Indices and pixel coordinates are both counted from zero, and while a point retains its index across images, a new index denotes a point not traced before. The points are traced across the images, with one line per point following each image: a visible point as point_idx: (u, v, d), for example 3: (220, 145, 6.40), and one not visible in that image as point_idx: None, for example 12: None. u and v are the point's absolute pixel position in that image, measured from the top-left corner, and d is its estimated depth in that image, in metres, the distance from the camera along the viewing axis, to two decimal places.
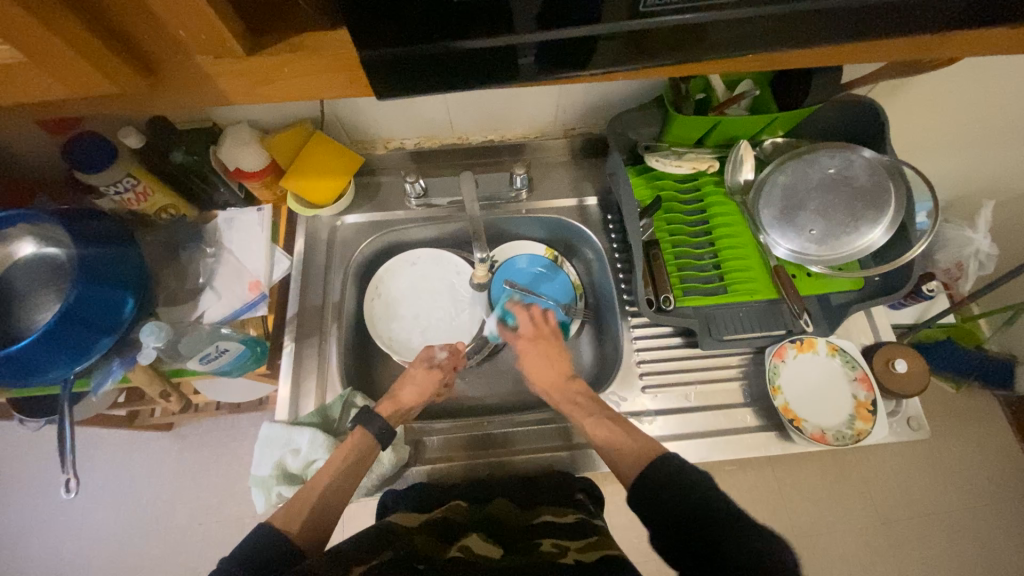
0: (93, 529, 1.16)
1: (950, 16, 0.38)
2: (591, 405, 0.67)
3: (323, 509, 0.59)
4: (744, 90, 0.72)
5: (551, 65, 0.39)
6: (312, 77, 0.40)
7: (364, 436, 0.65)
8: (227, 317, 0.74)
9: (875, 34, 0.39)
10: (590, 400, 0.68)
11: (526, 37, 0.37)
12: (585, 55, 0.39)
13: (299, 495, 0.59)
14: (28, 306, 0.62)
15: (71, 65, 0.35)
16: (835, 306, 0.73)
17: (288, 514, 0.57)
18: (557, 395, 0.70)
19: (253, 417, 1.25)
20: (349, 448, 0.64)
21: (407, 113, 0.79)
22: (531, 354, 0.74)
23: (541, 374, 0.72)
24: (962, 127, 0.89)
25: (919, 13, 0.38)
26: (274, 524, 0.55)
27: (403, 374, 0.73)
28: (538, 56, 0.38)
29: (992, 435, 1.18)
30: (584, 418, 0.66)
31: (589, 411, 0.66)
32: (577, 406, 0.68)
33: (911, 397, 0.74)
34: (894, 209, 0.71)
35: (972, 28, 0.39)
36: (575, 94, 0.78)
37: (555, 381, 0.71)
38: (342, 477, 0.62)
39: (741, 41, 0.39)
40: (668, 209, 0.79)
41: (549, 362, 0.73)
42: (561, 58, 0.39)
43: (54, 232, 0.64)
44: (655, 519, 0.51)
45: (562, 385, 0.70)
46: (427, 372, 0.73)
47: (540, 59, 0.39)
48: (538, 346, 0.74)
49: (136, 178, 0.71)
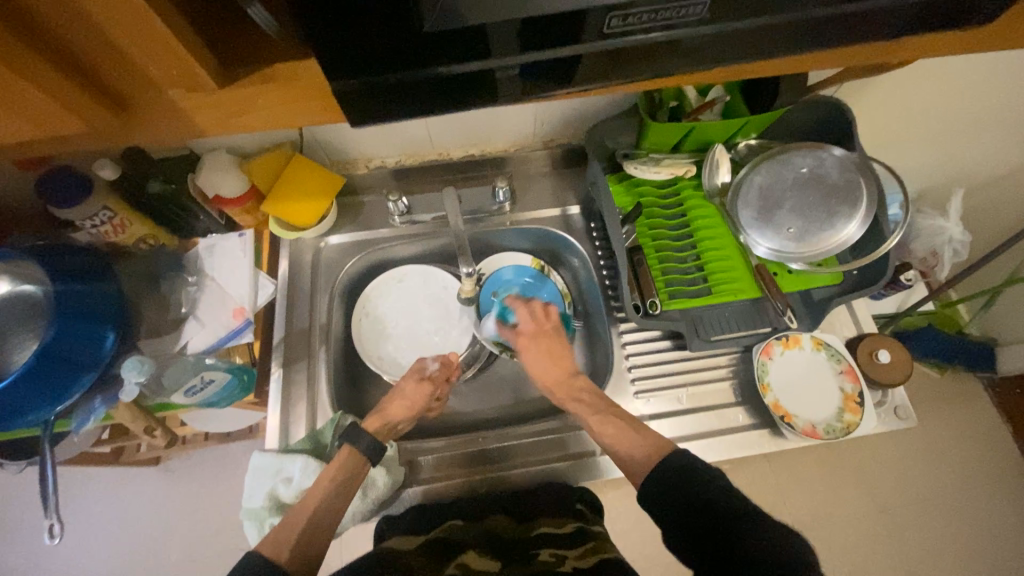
0: (80, 573, 1.12)
1: (907, 21, 0.40)
2: (597, 402, 0.66)
3: (319, 530, 0.57)
4: (715, 96, 0.74)
5: (525, 85, 0.40)
6: (287, 106, 0.40)
7: (351, 451, 0.65)
8: (211, 346, 0.73)
9: (834, 44, 0.41)
10: (596, 396, 0.68)
11: (500, 61, 0.38)
12: (556, 74, 0.40)
13: (291, 518, 0.57)
14: (3, 346, 0.60)
15: (40, 105, 0.34)
16: (817, 301, 0.75)
17: (276, 539, 0.54)
18: (562, 394, 0.69)
19: (244, 444, 1.22)
20: (336, 466, 0.63)
21: (386, 132, 0.79)
22: (534, 351, 0.72)
23: (543, 370, 0.71)
24: (926, 121, 0.92)
25: (877, 22, 0.39)
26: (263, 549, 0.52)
27: (394, 388, 0.72)
28: (510, 77, 0.39)
29: (978, 418, 1.20)
30: (592, 416, 0.65)
31: (598, 408, 0.66)
32: (584, 402, 0.67)
33: (896, 386, 0.76)
34: (867, 204, 0.73)
35: (928, 33, 0.41)
36: (551, 107, 0.79)
37: (558, 378, 0.70)
38: (335, 498, 0.61)
39: (708, 56, 0.40)
40: (650, 214, 0.80)
41: (552, 359, 0.71)
42: (536, 78, 0.40)
43: (28, 270, 0.63)
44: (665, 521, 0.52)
45: (567, 381, 0.70)
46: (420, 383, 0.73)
47: (515, 80, 0.39)
48: (540, 342, 0.72)
49: (113, 210, 0.70)
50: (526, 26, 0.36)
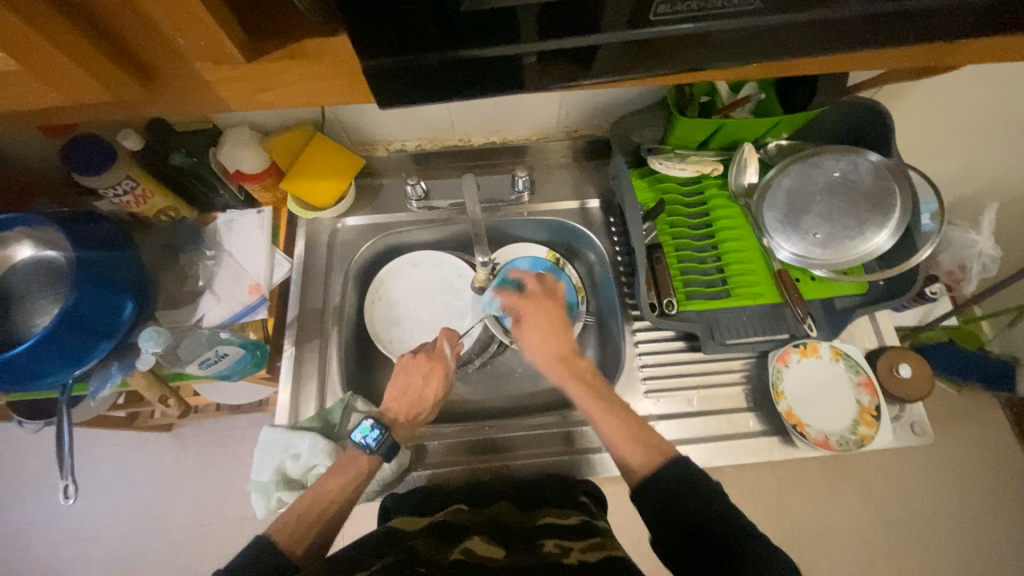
0: (93, 530, 1.16)
1: (967, 22, 0.37)
2: (601, 388, 0.65)
3: (333, 517, 0.59)
4: (749, 93, 0.71)
5: (557, 72, 0.39)
6: (311, 84, 0.40)
7: (378, 459, 0.64)
8: (227, 321, 0.74)
9: (883, 43, 0.39)
10: (597, 378, 0.66)
11: (530, 46, 0.36)
12: (589, 61, 0.39)
13: (304, 507, 0.58)
14: (27, 309, 0.62)
15: (65, 72, 0.34)
16: (839, 310, 0.73)
17: (294, 533, 0.55)
18: (565, 371, 0.67)
19: (253, 417, 1.25)
20: (359, 468, 0.63)
21: (407, 115, 0.79)
22: (534, 322, 0.72)
23: (541, 344, 0.70)
24: (967, 129, 0.88)
25: (933, 20, 0.37)
26: (280, 542, 0.54)
27: (410, 376, 0.72)
28: (542, 63, 0.38)
29: (993, 437, 1.17)
30: (595, 402, 0.63)
31: (601, 394, 0.64)
32: (587, 384, 0.65)
33: (916, 401, 0.74)
34: (900, 213, 0.70)
35: (987, 35, 0.39)
36: (577, 96, 0.77)
37: (562, 352, 0.68)
38: (353, 485, 0.62)
39: (751, 49, 0.38)
40: (671, 212, 0.78)
41: (553, 332, 0.71)
42: (569, 63, 0.38)
43: (51, 235, 0.64)
44: (667, 519, 0.51)
45: (571, 359, 0.68)
46: (436, 376, 0.73)
47: (547, 68, 0.39)
48: (540, 311, 0.73)
49: (136, 180, 0.70)
50: (563, 10, 0.34)
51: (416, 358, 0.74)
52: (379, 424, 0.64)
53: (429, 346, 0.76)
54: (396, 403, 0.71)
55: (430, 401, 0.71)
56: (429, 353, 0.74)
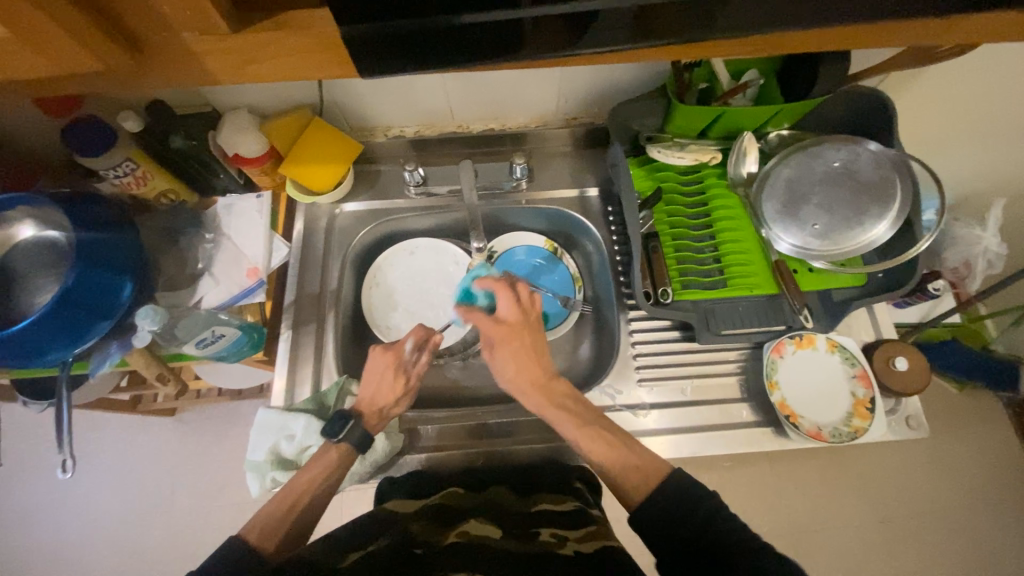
0: (95, 512, 1.18)
1: None
2: (585, 413, 0.63)
3: (307, 510, 0.58)
4: (749, 79, 0.70)
5: (555, 37, 0.39)
6: (300, 56, 0.40)
7: (348, 449, 0.64)
8: (225, 303, 0.74)
9: (875, 17, 0.38)
10: (577, 402, 0.64)
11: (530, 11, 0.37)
12: (580, 29, 0.39)
13: (275, 505, 0.57)
14: (29, 288, 0.63)
15: (55, 40, 0.35)
16: (836, 302, 0.72)
17: (267, 530, 0.55)
18: (541, 401, 0.64)
19: (254, 403, 1.26)
20: (328, 460, 0.63)
21: (404, 99, 0.78)
22: (508, 349, 0.66)
23: (513, 370, 0.66)
24: (974, 122, 0.87)
25: None
26: (251, 542, 0.53)
27: (371, 375, 0.68)
28: (536, 32, 0.39)
29: (994, 436, 1.16)
30: (578, 427, 0.61)
31: (582, 420, 0.62)
32: (566, 411, 0.63)
33: (911, 395, 0.73)
34: (899, 204, 0.70)
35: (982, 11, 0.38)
36: (575, 81, 0.77)
37: (540, 380, 0.65)
38: (328, 478, 0.61)
39: (737, 23, 0.39)
40: (669, 201, 0.78)
41: (528, 358, 0.66)
42: (561, 24, 0.39)
43: (52, 215, 0.65)
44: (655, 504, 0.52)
45: (546, 385, 0.65)
46: (393, 373, 0.68)
47: (543, 36, 0.39)
48: (514, 341, 0.66)
49: (136, 162, 0.72)
50: None
51: (377, 359, 0.68)
52: (344, 414, 0.64)
53: (393, 342, 0.71)
54: (366, 401, 0.67)
55: (391, 396, 0.67)
56: (391, 347, 0.69)
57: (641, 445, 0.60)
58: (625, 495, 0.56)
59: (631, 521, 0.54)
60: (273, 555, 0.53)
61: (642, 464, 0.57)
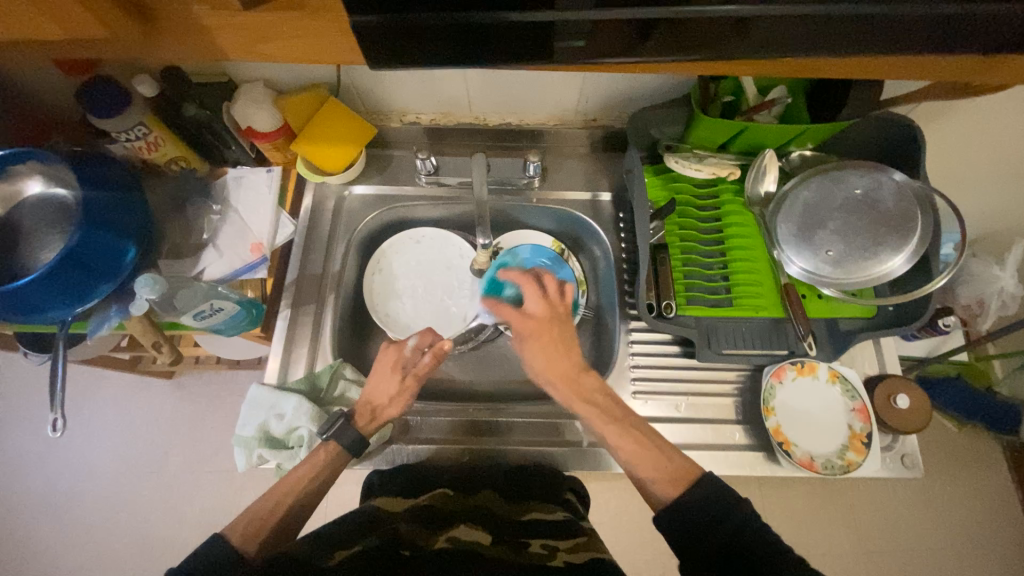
0: (88, 465, 1.20)
1: (992, 40, 0.36)
2: (615, 410, 0.62)
3: (293, 511, 0.59)
4: (776, 96, 0.68)
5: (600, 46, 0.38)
6: (314, 39, 0.39)
7: (337, 449, 0.63)
8: (227, 276, 0.74)
9: (904, 51, 0.37)
10: (609, 399, 0.63)
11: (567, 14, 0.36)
12: (633, 42, 0.38)
13: (261, 505, 0.58)
14: (33, 244, 0.63)
15: (62, 2, 0.34)
16: (842, 332, 0.71)
17: (251, 530, 0.55)
18: (571, 393, 0.63)
19: (250, 374, 1.27)
20: (318, 459, 0.62)
21: (424, 86, 0.77)
22: (539, 343, 0.64)
23: (544, 363, 0.64)
24: (1006, 159, 0.84)
25: (962, 31, 0.35)
26: (233, 543, 0.54)
27: (372, 374, 0.68)
28: (575, 38, 0.37)
29: (989, 478, 1.14)
30: (607, 424, 0.61)
31: (614, 416, 0.62)
32: (596, 406, 0.62)
33: (910, 434, 0.72)
34: (919, 238, 0.68)
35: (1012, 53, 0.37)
36: (597, 84, 0.75)
37: (570, 373, 0.63)
38: (317, 476, 0.61)
39: (769, 40, 0.37)
40: (682, 213, 0.76)
41: (563, 350, 0.64)
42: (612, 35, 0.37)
43: (61, 173, 0.64)
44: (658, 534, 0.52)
45: (576, 379, 0.63)
46: (392, 373, 0.68)
47: (583, 43, 0.38)
48: (547, 332, 0.64)
49: (149, 127, 0.70)
50: None
51: (380, 359, 0.69)
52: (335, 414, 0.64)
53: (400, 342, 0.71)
54: (361, 401, 0.66)
55: (385, 395, 0.66)
56: (394, 344, 0.70)
57: (671, 445, 0.60)
58: (656, 496, 0.56)
59: (659, 525, 0.53)
60: (255, 558, 0.53)
61: (673, 470, 0.57)
